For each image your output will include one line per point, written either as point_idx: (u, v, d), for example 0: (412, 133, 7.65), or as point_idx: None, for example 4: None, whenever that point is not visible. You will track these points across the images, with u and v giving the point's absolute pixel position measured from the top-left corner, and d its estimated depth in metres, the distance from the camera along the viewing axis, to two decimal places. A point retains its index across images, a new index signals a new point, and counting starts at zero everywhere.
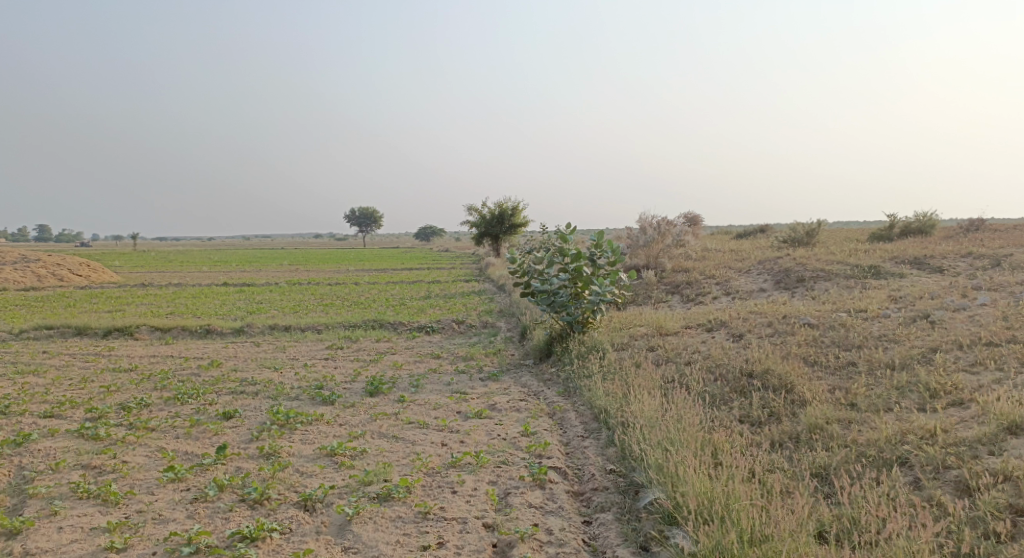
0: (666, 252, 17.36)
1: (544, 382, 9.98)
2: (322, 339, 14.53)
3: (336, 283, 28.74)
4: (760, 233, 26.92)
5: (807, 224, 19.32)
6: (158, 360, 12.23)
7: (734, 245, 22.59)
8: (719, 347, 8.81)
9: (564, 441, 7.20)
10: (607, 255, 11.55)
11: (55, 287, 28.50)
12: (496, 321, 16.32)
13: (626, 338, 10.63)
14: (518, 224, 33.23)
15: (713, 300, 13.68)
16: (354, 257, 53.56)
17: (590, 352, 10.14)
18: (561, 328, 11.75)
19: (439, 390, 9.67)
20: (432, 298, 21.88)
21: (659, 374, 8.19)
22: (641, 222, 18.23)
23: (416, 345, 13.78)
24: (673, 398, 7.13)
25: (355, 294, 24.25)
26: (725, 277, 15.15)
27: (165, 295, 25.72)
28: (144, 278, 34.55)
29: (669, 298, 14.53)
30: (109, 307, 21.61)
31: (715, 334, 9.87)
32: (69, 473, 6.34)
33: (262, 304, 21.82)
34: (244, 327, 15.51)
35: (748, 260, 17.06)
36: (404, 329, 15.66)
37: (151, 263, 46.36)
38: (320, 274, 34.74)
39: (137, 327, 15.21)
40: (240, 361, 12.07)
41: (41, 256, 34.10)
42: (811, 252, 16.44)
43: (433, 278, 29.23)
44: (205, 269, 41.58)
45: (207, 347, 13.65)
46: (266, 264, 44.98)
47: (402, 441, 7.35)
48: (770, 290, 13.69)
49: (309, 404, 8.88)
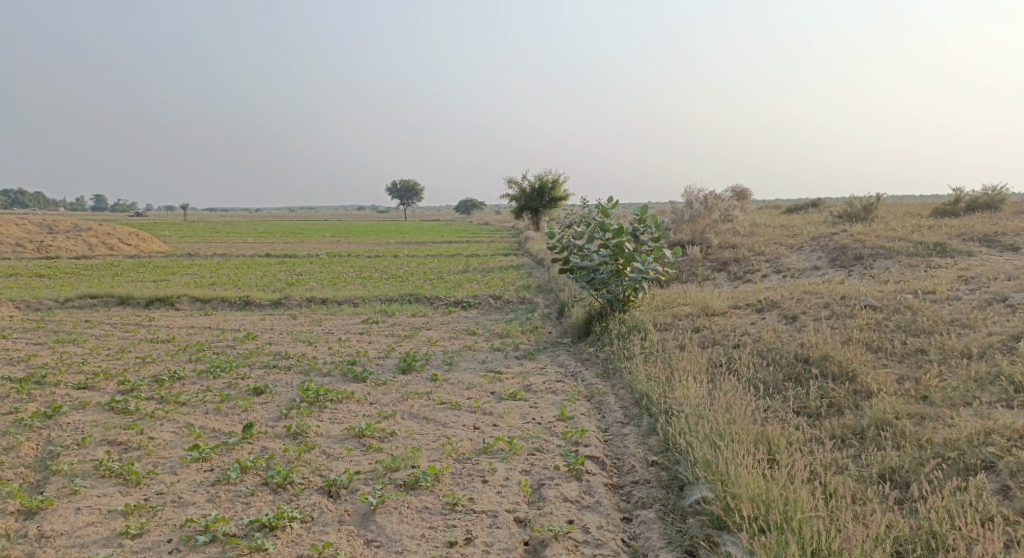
0: (712, 227, 16.71)
1: (583, 363, 9.60)
2: (359, 313, 14.34)
3: (376, 256, 28.65)
4: (813, 207, 25.92)
5: (864, 199, 18.42)
6: (195, 331, 12.17)
7: (784, 220, 21.77)
8: (770, 330, 8.30)
9: (602, 427, 6.83)
10: (651, 230, 11.03)
11: (104, 256, 28.98)
12: (535, 297, 15.94)
13: (670, 317, 10.16)
14: (560, 198, 32.70)
15: (763, 279, 13.08)
16: (396, 229, 53.61)
17: (632, 332, 9.71)
18: (601, 306, 11.32)
19: (473, 368, 9.37)
20: (470, 271, 21.60)
21: (705, 359, 7.74)
22: (687, 196, 17.57)
23: (453, 320, 13.49)
24: (720, 386, 6.69)
25: (395, 267, 24.10)
26: (776, 254, 14.51)
27: (210, 265, 25.95)
28: (190, 248, 35.01)
29: (716, 276, 13.95)
30: (153, 276, 21.82)
31: (766, 315, 9.34)
32: (94, 449, 6.21)
33: (302, 276, 21.79)
34: (282, 299, 15.43)
35: (800, 236, 16.35)
36: (441, 304, 15.39)
37: (198, 233, 47.04)
38: (360, 246, 34.75)
39: (177, 297, 15.22)
40: (276, 334, 11.95)
41: (91, 225, 34.78)
42: (869, 228, 15.65)
43: (472, 251, 28.95)
44: (249, 240, 42.04)
45: (244, 318, 13.57)
46: (309, 235, 45.25)
47: (433, 423, 7.06)
48: (824, 268, 13.04)
49: (341, 381, 8.66)
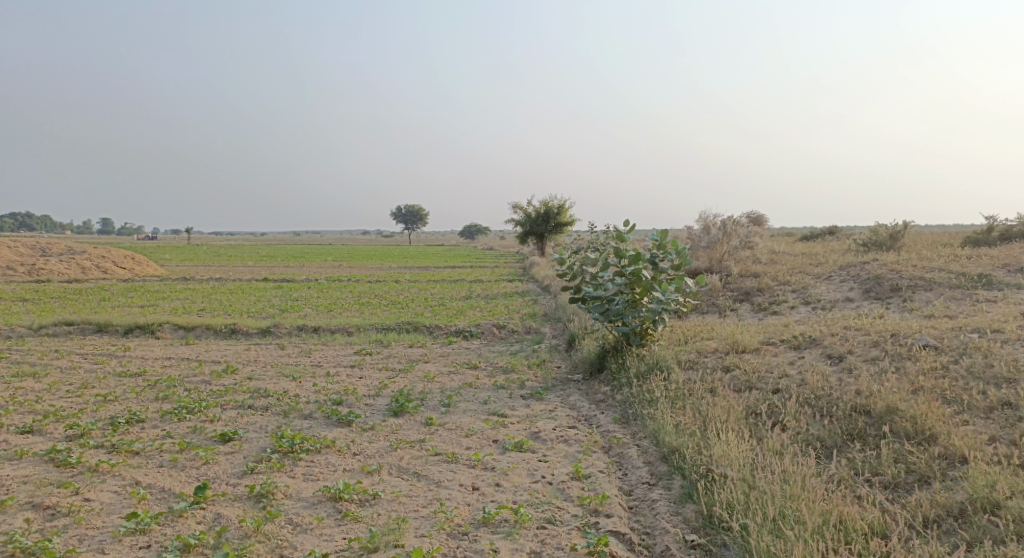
0: (732, 254, 15.66)
1: (597, 405, 8.55)
2: (352, 344, 13.29)
3: (376, 281, 27.67)
4: (830, 235, 24.85)
5: (890, 226, 17.41)
6: (171, 363, 11.13)
7: (803, 247, 20.75)
8: (816, 373, 7.25)
9: (626, 490, 5.81)
10: (671, 257, 9.96)
11: (96, 280, 28.03)
12: (542, 327, 14.88)
13: (695, 355, 9.11)
14: (565, 224, 31.72)
15: (791, 312, 12.03)
16: (399, 253, 52.74)
17: (653, 371, 8.66)
18: (616, 340, 10.25)
19: (474, 411, 8.30)
20: (473, 299, 20.52)
21: (741, 409, 6.70)
22: (703, 222, 16.56)
23: (453, 353, 12.43)
24: (767, 445, 5.65)
25: (395, 293, 23.10)
26: (802, 283, 13.48)
27: (203, 290, 25.00)
28: (187, 272, 34.12)
29: (738, 307, 12.92)
30: (141, 301, 20.79)
31: (805, 355, 8.30)
32: (13, 516, 5.16)
33: (297, 302, 20.80)
34: (271, 327, 14.39)
35: (824, 264, 15.34)
36: (441, 334, 14.34)
37: (197, 257, 46.20)
38: (360, 271, 33.73)
39: (159, 325, 14.19)
40: (259, 367, 10.90)
41: (86, 248, 33.89)
42: (899, 257, 14.65)
43: (476, 277, 27.92)
44: (250, 264, 41.18)
45: (228, 349, 12.53)
46: (311, 260, 44.27)
47: (425, 481, 5.98)
48: (858, 301, 12.03)
49: (322, 426, 7.58)
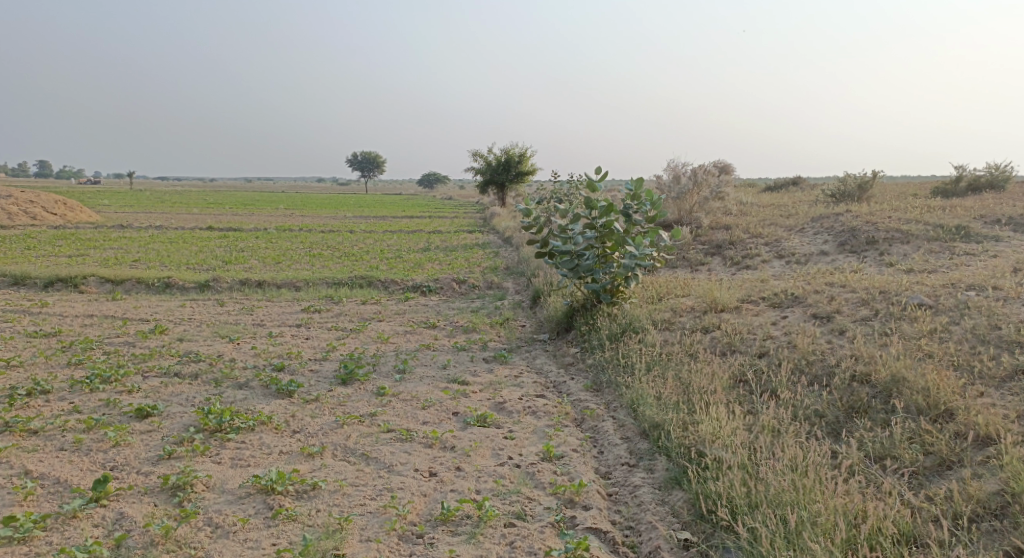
0: (702, 205, 14.98)
1: (566, 370, 7.84)
2: (299, 300, 12.30)
3: (329, 231, 26.44)
4: (794, 186, 24.42)
5: (859, 176, 16.94)
6: (93, 323, 10.02)
7: (770, 198, 20.27)
8: (805, 335, 6.62)
9: (603, 473, 5.12)
10: (645, 208, 9.18)
11: (24, 227, 26.15)
12: (504, 282, 14.08)
13: (670, 314, 8.45)
14: (525, 172, 30.72)
15: (765, 267, 11.43)
16: (355, 202, 51.16)
17: (627, 333, 7.97)
18: (585, 298, 9.51)
19: (431, 378, 7.50)
20: (431, 250, 19.56)
21: (727, 378, 6.03)
22: (671, 171, 15.83)
23: (409, 310, 11.57)
24: (762, 424, 4.99)
25: (348, 244, 21.98)
26: (775, 236, 12.90)
27: (141, 239, 23.48)
28: (125, 220, 32.26)
29: (709, 261, 12.32)
30: (70, 252, 19.30)
31: (788, 315, 7.67)
32: None
33: (241, 254, 19.56)
34: (210, 282, 13.29)
35: (795, 215, 14.82)
36: (396, 289, 13.44)
37: (140, 204, 43.97)
38: (312, 220, 32.32)
39: (84, 278, 12.95)
40: (192, 327, 9.89)
41: (15, 192, 31.70)
42: (872, 207, 14.17)
43: (434, 227, 26.90)
44: (196, 212, 39.39)
45: (160, 306, 11.43)
46: (262, 208, 42.56)
47: (373, 465, 5.19)
48: (833, 254, 11.51)
49: (258, 398, 6.69)
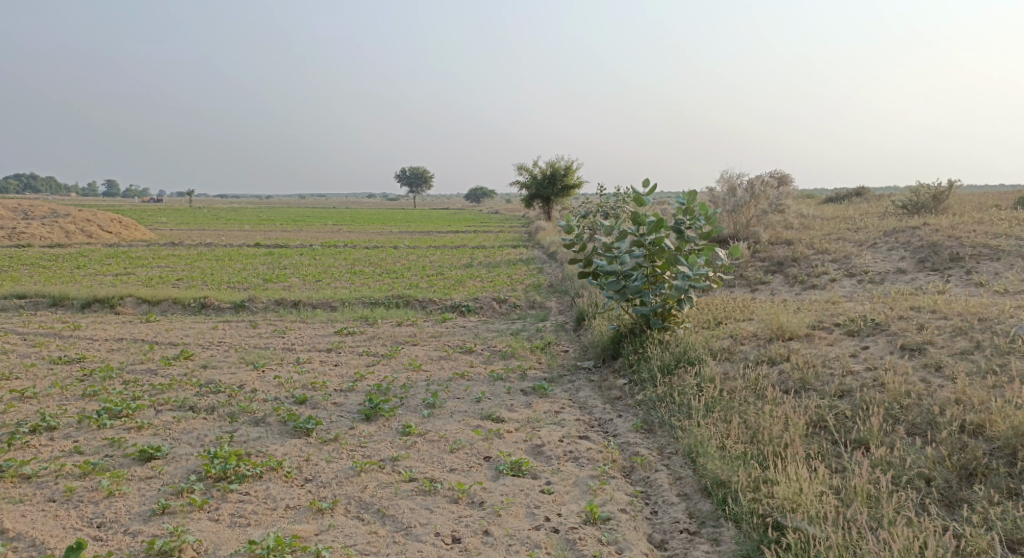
0: (760, 219, 14.02)
1: (613, 405, 7.07)
2: (334, 321, 11.79)
3: (374, 247, 26.12)
4: (856, 197, 23.13)
5: (933, 186, 15.75)
6: (120, 347, 9.64)
7: (832, 210, 19.12)
8: (894, 374, 5.76)
9: (657, 542, 4.36)
10: (699, 222, 8.37)
11: (78, 245, 26.53)
12: (548, 301, 13.34)
13: (730, 342, 7.62)
14: (572, 185, 29.99)
15: (834, 287, 10.46)
16: (403, 216, 51.19)
17: (682, 365, 7.17)
18: (634, 323, 8.72)
19: (464, 413, 6.81)
20: (473, 267, 18.97)
21: (803, 424, 5.20)
22: (726, 182, 14.90)
23: (446, 333, 10.94)
24: (852, 489, 4.24)
25: (391, 260, 21.56)
26: (842, 251, 11.90)
27: (188, 256, 23.51)
28: (176, 237, 32.57)
29: (770, 280, 11.40)
30: (115, 270, 19.29)
31: (869, 346, 6.77)
32: None
33: (283, 271, 19.29)
34: (245, 302, 12.90)
35: (864, 229, 13.75)
36: (435, 309, 12.84)
37: (194, 220, 44.73)
38: (358, 235, 32.19)
39: (120, 299, 12.70)
40: (220, 351, 9.43)
41: (72, 210, 32.29)
42: (950, 220, 13.03)
43: (478, 242, 26.37)
44: (247, 228, 39.73)
45: (191, 328, 11.04)
46: (311, 224, 42.81)
47: (390, 527, 4.53)
48: (911, 272, 10.49)
49: (272, 438, 6.09)
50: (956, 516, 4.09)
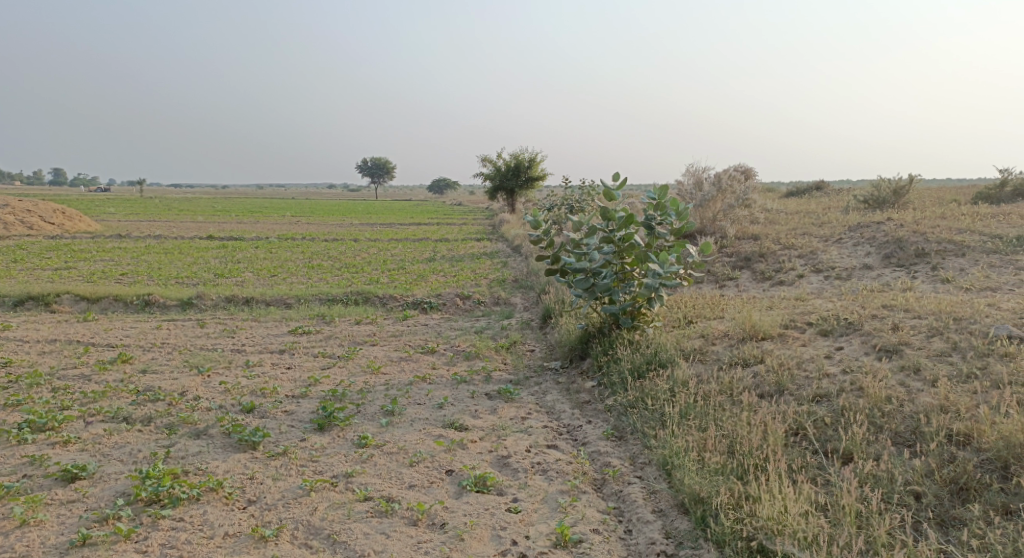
0: (726, 213, 13.83)
1: (582, 410, 6.73)
2: (288, 320, 11.23)
3: (333, 240, 25.42)
4: (818, 191, 23.21)
5: (894, 181, 15.75)
6: (54, 350, 8.97)
7: (796, 204, 19.08)
8: (873, 378, 5.49)
9: None
10: (670, 218, 8.06)
11: (19, 238, 25.30)
12: (512, 297, 12.95)
13: (702, 343, 7.32)
14: (536, 178, 29.63)
15: (802, 283, 10.27)
16: (364, 208, 50.37)
17: (653, 367, 6.85)
18: (602, 323, 8.37)
19: (424, 422, 6.38)
20: (435, 261, 18.48)
21: (782, 433, 4.89)
22: (693, 176, 14.66)
23: (406, 332, 10.47)
24: (840, 508, 4.05)
25: (351, 254, 20.93)
26: (809, 246, 11.74)
27: (137, 250, 22.53)
28: (126, 229, 31.35)
29: (738, 276, 11.19)
30: (57, 264, 18.32)
31: (845, 346, 6.53)
32: None
33: (237, 265, 18.54)
34: (194, 299, 12.24)
35: (829, 223, 13.64)
36: (395, 306, 12.35)
37: (145, 212, 43.28)
38: (317, 228, 31.34)
39: (57, 296, 11.94)
40: (163, 354, 8.83)
41: (13, 201, 30.85)
42: (914, 215, 12.99)
43: (440, 235, 25.86)
44: (200, 219, 38.49)
45: (134, 328, 10.37)
46: (268, 216, 41.74)
47: None
48: (878, 268, 10.35)
49: (214, 452, 5.59)
50: (954, 542, 3.86)
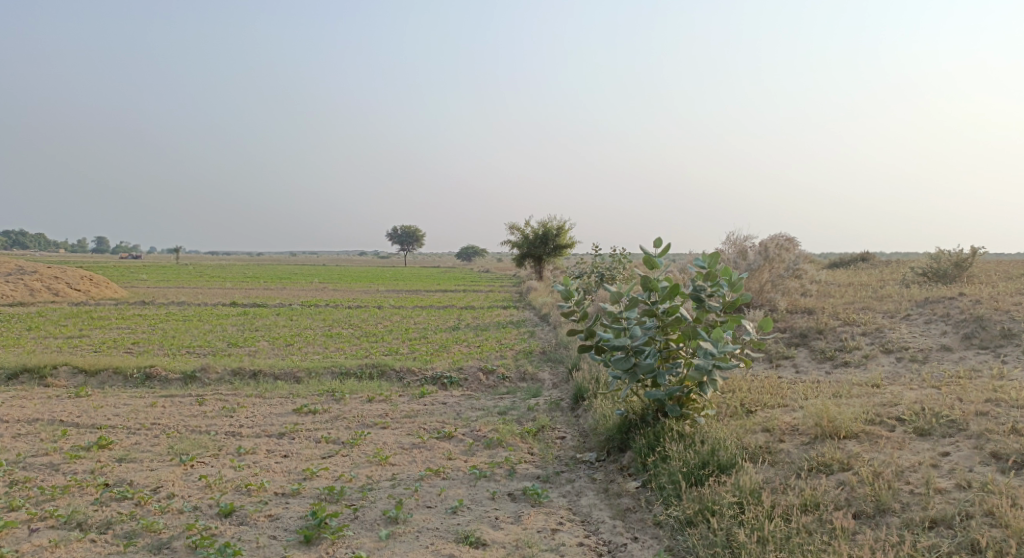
0: (775, 284, 12.71)
1: (625, 522, 5.56)
2: (294, 397, 10.22)
3: (356, 307, 24.62)
4: (864, 262, 21.99)
5: (955, 253, 14.56)
6: (28, 431, 8.02)
7: (845, 275, 17.87)
8: (1007, 504, 4.33)
9: None
10: (722, 289, 6.99)
11: (41, 304, 24.87)
12: (541, 372, 11.81)
13: (768, 439, 6.16)
14: (566, 246, 28.80)
15: (871, 365, 9.06)
16: (391, 274, 49.87)
17: (710, 469, 5.69)
18: (645, 410, 7.23)
19: (433, 534, 5.26)
20: (460, 331, 17.47)
21: None
22: (737, 245, 13.62)
23: (423, 412, 9.38)
24: None
25: (372, 322, 20.05)
26: (873, 322, 10.54)
27: (155, 317, 21.90)
28: (150, 295, 30.95)
29: (794, 355, 10.01)
30: (69, 332, 17.64)
31: (952, 451, 5.34)
32: None
33: (253, 333, 17.69)
34: (197, 372, 11.32)
35: (890, 297, 12.45)
36: (413, 381, 11.31)
37: (173, 277, 43.16)
38: (341, 295, 30.68)
39: (52, 367, 11.12)
40: (147, 437, 7.83)
41: (40, 266, 30.69)
42: (987, 290, 11.76)
43: (466, 303, 24.93)
44: (226, 286, 38.10)
45: (125, 405, 9.43)
46: (295, 282, 41.42)
47: None
48: (958, 350, 9.13)
49: None
50: None
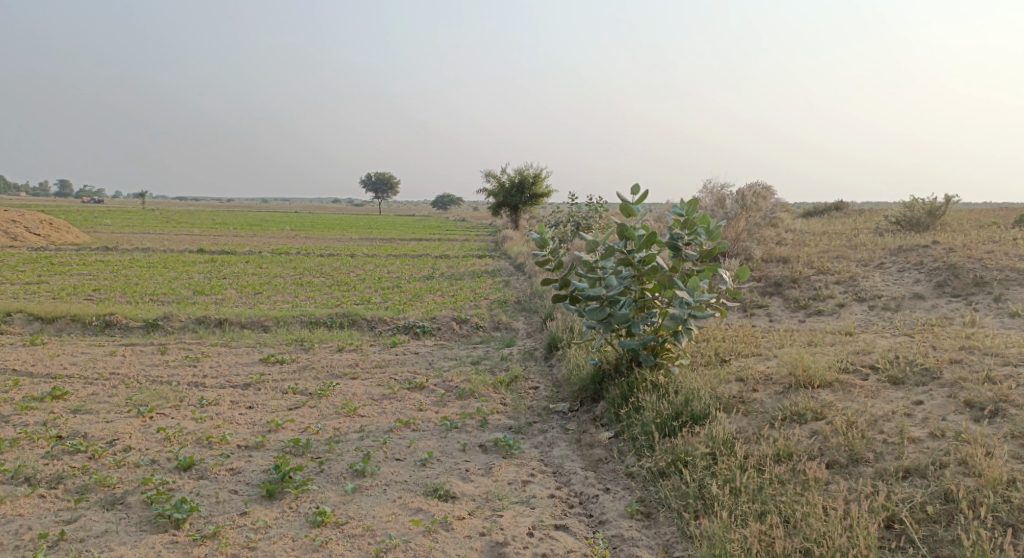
0: (751, 233, 12.60)
1: (597, 473, 5.47)
2: (261, 346, 9.97)
3: (329, 255, 24.22)
4: (838, 211, 22.03)
5: (929, 202, 14.54)
6: None
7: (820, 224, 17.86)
8: (981, 453, 4.27)
9: None
10: (699, 238, 6.81)
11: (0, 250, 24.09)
12: (515, 321, 11.67)
13: (743, 389, 6.07)
14: (542, 194, 28.48)
15: (845, 314, 9.02)
16: (365, 222, 49.20)
17: (684, 420, 5.60)
18: (619, 360, 7.10)
19: (400, 487, 5.12)
20: (434, 279, 17.24)
21: (876, 529, 4.03)
22: (714, 193, 13.45)
23: (394, 362, 9.20)
24: None
25: (344, 270, 19.73)
26: (847, 271, 10.49)
27: (120, 264, 21.33)
28: (116, 241, 30.16)
29: (768, 304, 9.95)
30: (29, 278, 17.10)
31: (926, 400, 5.28)
32: None
33: (221, 281, 17.31)
34: (161, 320, 11.00)
35: (864, 246, 12.42)
36: (385, 330, 11.11)
37: (139, 223, 42.14)
38: (313, 242, 30.17)
39: (8, 315, 10.73)
40: (105, 388, 7.56)
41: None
42: (959, 239, 11.76)
43: (441, 251, 24.65)
44: (195, 233, 37.29)
45: (84, 354, 9.12)
46: (266, 229, 40.68)
47: None
48: (931, 299, 9.11)
49: (129, 536, 4.37)
50: None
